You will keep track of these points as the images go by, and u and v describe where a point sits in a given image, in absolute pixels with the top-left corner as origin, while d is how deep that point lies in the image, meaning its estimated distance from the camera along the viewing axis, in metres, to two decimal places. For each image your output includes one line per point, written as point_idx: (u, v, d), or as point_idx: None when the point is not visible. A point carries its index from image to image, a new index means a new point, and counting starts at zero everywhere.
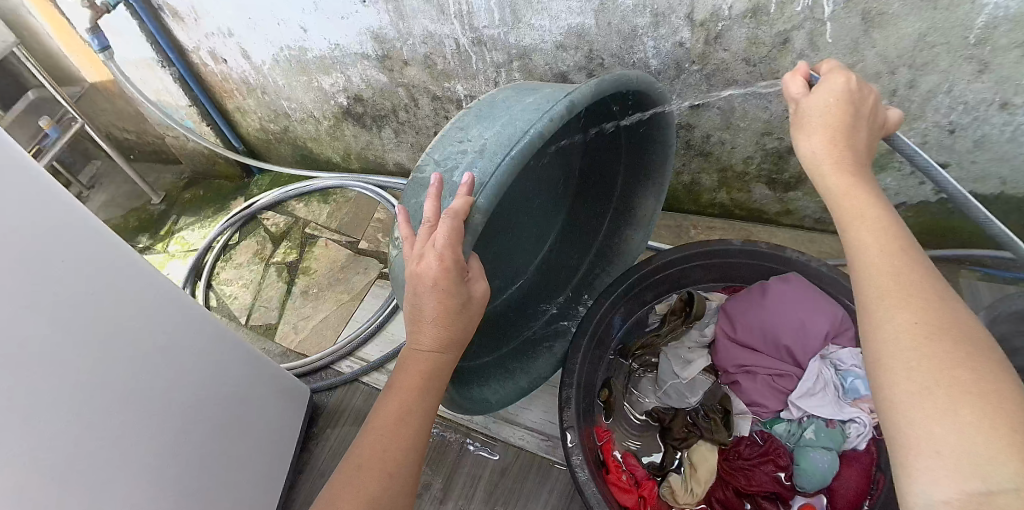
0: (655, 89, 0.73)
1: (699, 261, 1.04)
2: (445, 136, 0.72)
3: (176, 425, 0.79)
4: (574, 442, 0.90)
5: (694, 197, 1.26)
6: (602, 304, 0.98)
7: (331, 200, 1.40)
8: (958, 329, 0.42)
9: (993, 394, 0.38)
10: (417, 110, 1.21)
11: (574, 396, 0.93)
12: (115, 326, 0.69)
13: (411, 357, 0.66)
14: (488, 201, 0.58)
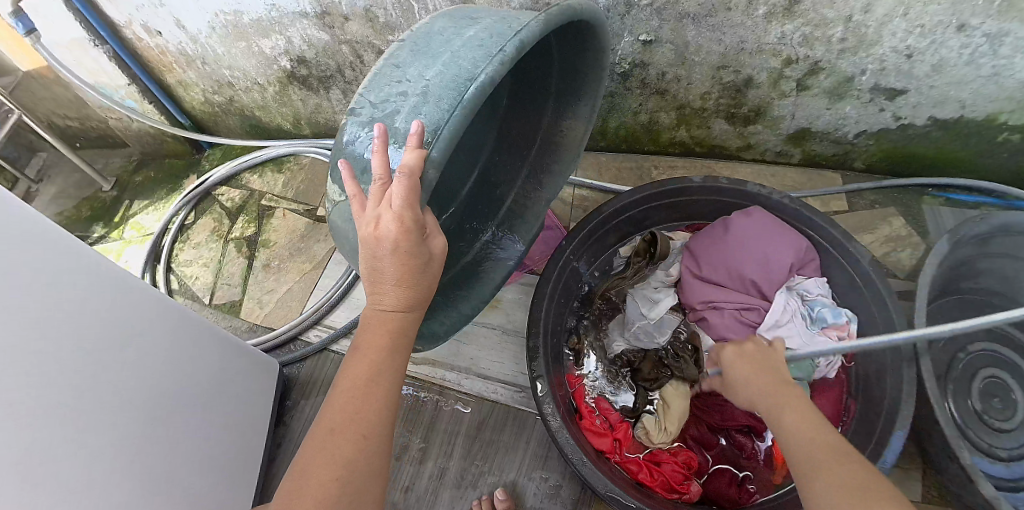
0: (601, 19, 0.63)
1: (660, 201, 1.03)
2: (376, 76, 0.59)
3: (164, 425, 0.80)
4: (544, 391, 0.89)
5: (654, 137, 1.23)
6: (565, 249, 0.96)
7: (285, 168, 1.34)
8: (862, 472, 0.56)
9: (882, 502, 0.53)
10: (364, 67, 1.16)
11: (542, 344, 0.92)
12: (59, 316, 0.66)
13: (376, 317, 0.60)
14: (442, 152, 0.48)
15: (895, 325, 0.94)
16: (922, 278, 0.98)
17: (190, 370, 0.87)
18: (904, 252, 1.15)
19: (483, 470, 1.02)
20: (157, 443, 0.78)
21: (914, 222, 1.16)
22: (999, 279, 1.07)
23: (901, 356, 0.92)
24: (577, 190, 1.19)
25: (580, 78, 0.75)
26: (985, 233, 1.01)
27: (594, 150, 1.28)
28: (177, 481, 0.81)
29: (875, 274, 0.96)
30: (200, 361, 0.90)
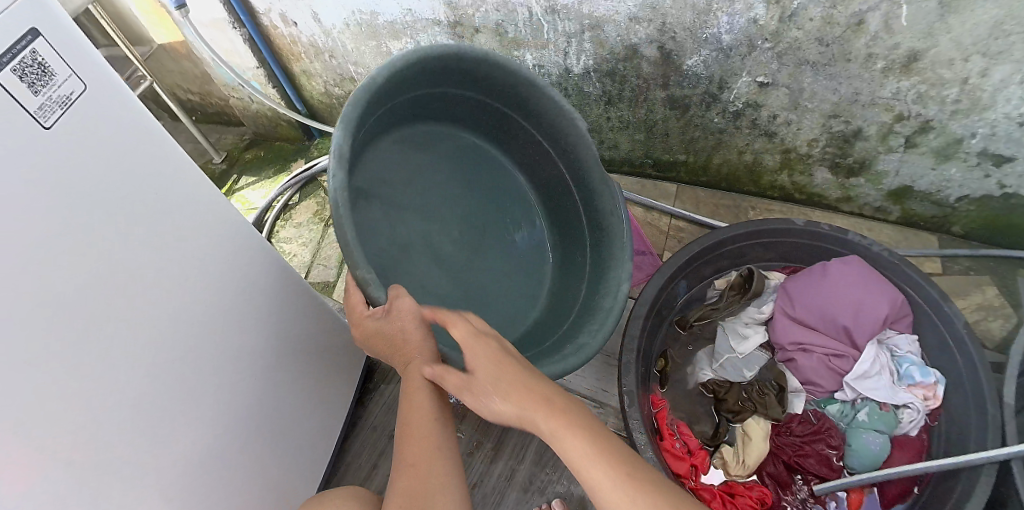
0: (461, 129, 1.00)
1: (759, 239, 1.05)
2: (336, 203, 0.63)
3: (264, 404, 0.83)
4: (631, 404, 0.92)
5: (755, 179, 1.25)
6: (664, 273, 0.99)
7: None
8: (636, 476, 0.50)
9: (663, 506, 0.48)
10: None
11: (634, 361, 0.94)
12: (192, 284, 0.64)
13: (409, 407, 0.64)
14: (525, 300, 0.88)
15: (985, 389, 0.95)
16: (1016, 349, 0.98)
17: (291, 367, 0.89)
18: (998, 321, 1.12)
19: (553, 478, 1.05)
20: (251, 433, 0.81)
21: (1009, 292, 1.14)
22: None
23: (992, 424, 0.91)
24: (674, 220, 1.21)
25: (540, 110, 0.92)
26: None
27: (693, 184, 1.31)
28: (246, 466, 0.80)
29: (971, 341, 0.97)
30: (299, 357, 0.91)
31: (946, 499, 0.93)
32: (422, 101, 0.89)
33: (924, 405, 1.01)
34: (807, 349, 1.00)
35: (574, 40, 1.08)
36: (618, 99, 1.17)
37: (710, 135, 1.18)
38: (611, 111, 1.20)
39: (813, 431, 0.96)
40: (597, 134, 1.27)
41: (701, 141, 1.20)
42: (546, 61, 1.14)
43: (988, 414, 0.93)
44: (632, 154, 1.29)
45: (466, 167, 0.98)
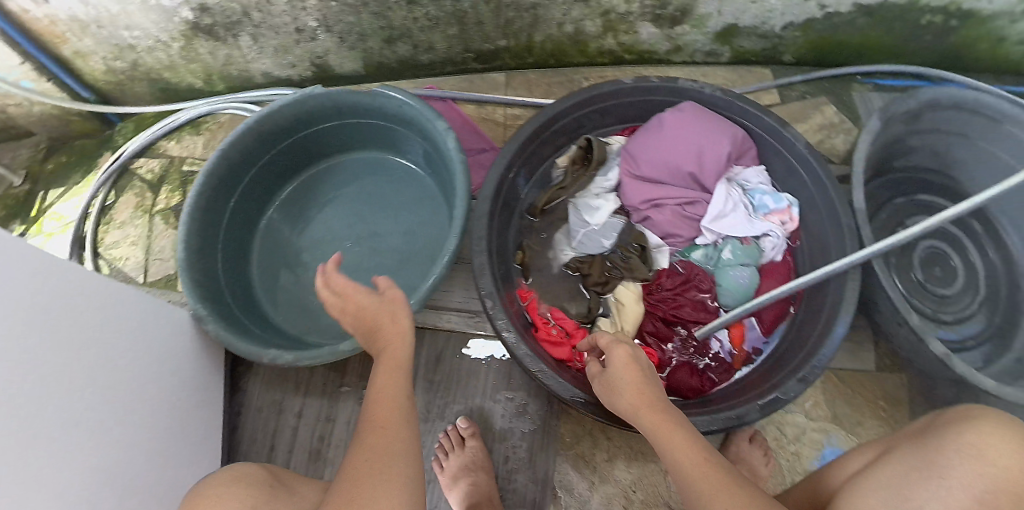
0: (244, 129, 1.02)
1: (591, 106, 1.01)
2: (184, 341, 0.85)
3: (102, 424, 0.71)
4: (495, 306, 0.86)
5: (582, 48, 1.19)
6: (501, 162, 0.93)
7: (203, 130, 1.27)
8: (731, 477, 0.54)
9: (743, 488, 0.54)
10: (271, 7, 1.08)
11: (487, 262, 0.88)
12: None
13: (389, 348, 0.64)
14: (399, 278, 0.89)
15: (834, 200, 0.94)
16: (857, 156, 0.97)
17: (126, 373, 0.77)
18: (838, 138, 1.13)
19: (447, 402, 0.99)
20: (100, 457, 0.70)
21: (847, 108, 1.14)
22: (932, 154, 1.07)
23: (842, 228, 0.93)
24: (509, 109, 1.19)
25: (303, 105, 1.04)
26: (916, 109, 0.98)
27: (521, 69, 1.24)
28: (149, 448, 0.80)
29: (811, 157, 0.96)
30: (122, 351, 0.77)
31: (818, 312, 0.94)
32: (311, 146, 1.12)
33: (783, 229, 1.01)
34: (659, 204, 0.99)
35: None
36: None
37: (525, 11, 1.09)
38: (417, 10, 1.09)
39: (684, 282, 0.95)
40: (410, 38, 1.16)
41: (518, 21, 1.12)
42: None
43: (842, 221, 0.93)
44: (451, 51, 1.19)
45: (376, 175, 1.15)
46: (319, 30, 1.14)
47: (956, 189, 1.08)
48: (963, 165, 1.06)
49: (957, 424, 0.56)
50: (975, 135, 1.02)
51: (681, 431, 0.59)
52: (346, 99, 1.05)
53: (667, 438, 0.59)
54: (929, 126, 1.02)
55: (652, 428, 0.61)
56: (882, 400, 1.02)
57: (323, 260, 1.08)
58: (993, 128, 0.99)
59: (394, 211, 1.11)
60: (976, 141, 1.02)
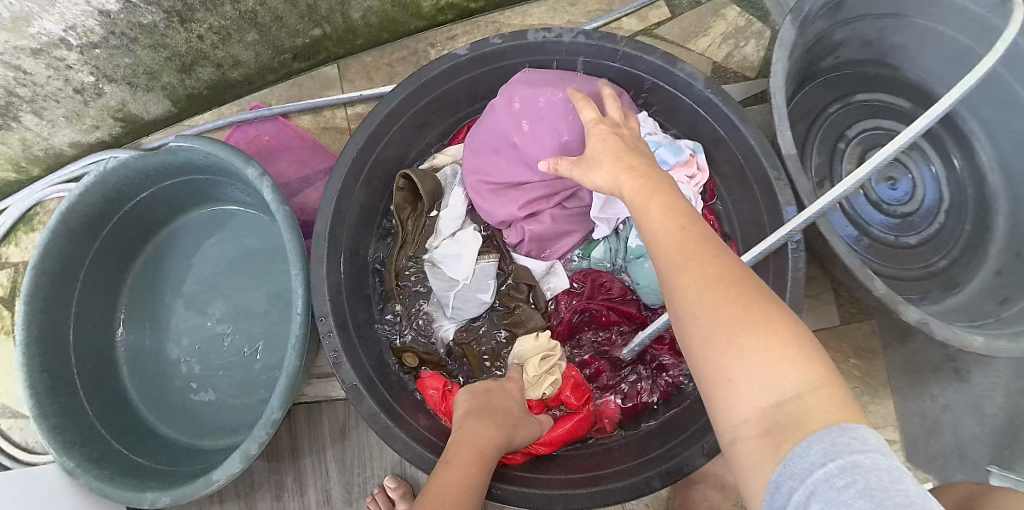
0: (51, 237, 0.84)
1: (428, 98, 0.81)
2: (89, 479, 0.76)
3: None
4: (365, 390, 0.69)
5: (414, 11, 0.97)
6: (336, 207, 0.75)
7: (38, 224, 1.11)
8: (740, 292, 0.41)
9: (754, 313, 0.40)
10: (33, 76, 0.87)
11: (340, 342, 0.70)
12: None
13: (466, 441, 0.65)
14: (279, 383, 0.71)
15: (755, 149, 0.73)
16: (773, 88, 0.73)
17: None
18: (749, 44, 0.94)
19: (368, 478, 0.88)
20: None
21: (751, 6, 0.95)
22: (863, 44, 0.93)
23: (771, 186, 0.72)
24: (351, 107, 1.01)
25: (107, 188, 0.86)
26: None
27: (354, 52, 1.03)
28: None
29: (718, 101, 0.74)
30: None
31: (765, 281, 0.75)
32: (143, 220, 0.94)
33: (695, 187, 0.81)
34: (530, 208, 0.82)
35: None
36: (189, 10, 0.85)
37: None
38: (196, 27, 0.89)
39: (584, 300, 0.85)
40: (206, 61, 0.96)
41: (322, 3, 0.90)
42: (73, 18, 0.79)
43: (767, 173, 0.72)
44: (261, 59, 0.99)
45: (225, 230, 0.97)
46: (100, 83, 0.94)
47: (902, 78, 0.96)
48: (902, 50, 0.93)
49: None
50: (913, 14, 0.86)
51: (656, 198, 0.49)
52: (149, 162, 0.86)
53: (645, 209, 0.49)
54: (857, 15, 0.86)
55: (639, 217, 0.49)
56: (852, 353, 0.92)
57: (192, 349, 0.93)
58: (930, 2, 0.83)
59: (253, 268, 0.95)
60: (910, 19, 0.88)
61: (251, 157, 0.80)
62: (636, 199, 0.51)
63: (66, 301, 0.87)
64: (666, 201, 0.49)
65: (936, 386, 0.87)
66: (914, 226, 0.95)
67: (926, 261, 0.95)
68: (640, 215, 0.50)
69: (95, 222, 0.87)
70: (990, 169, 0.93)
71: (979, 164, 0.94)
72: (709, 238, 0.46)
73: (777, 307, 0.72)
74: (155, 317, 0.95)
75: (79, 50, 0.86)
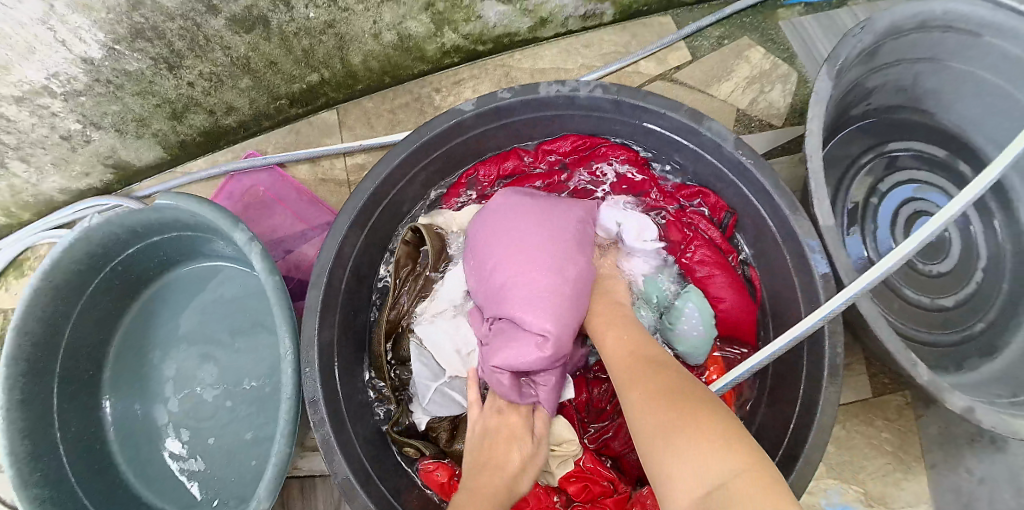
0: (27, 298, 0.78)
1: (431, 156, 0.75)
2: None
3: None
4: (355, 488, 0.62)
5: (418, 54, 0.92)
6: (330, 278, 0.69)
7: (27, 268, 1.07)
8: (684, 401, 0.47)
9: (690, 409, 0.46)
10: (16, 123, 0.83)
11: (330, 431, 0.64)
12: None
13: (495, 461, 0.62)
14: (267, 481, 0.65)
15: (789, 221, 0.66)
16: (809, 148, 0.65)
17: None
18: (774, 89, 0.87)
19: None
20: None
21: (777, 48, 0.89)
22: (895, 91, 0.85)
23: (805, 260, 0.65)
24: (350, 158, 0.96)
25: (90, 245, 0.81)
26: (873, 46, 0.72)
27: (353, 97, 0.98)
28: None
29: (748, 164, 0.67)
30: None
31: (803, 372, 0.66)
32: (128, 273, 0.89)
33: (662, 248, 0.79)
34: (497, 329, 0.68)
35: (50, 26, 0.69)
36: (177, 57, 0.80)
37: (321, 34, 0.82)
38: (186, 74, 0.84)
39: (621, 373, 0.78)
40: (198, 106, 0.90)
41: (320, 48, 0.85)
42: (55, 66, 0.75)
43: (801, 246, 0.66)
44: (256, 104, 0.94)
45: (217, 286, 0.93)
46: (88, 129, 0.89)
47: (933, 126, 0.88)
48: (937, 95, 0.85)
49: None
50: (947, 58, 0.79)
51: (611, 331, 0.63)
52: (132, 219, 0.80)
53: (592, 324, 0.66)
54: (890, 61, 0.78)
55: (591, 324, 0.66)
56: (885, 426, 0.84)
57: (180, 413, 0.88)
58: (971, 44, 0.75)
59: (243, 330, 0.89)
60: (946, 64, 0.80)
61: (240, 219, 0.75)
62: (597, 332, 0.65)
63: (48, 362, 0.82)
64: (618, 331, 0.63)
65: (972, 458, 0.79)
66: (948, 284, 0.88)
67: (964, 323, 0.86)
68: (602, 345, 0.63)
69: (77, 279, 0.82)
70: None
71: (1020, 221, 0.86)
72: (658, 363, 0.55)
73: (810, 399, 0.65)
74: (142, 375, 0.91)
75: (63, 98, 0.81)
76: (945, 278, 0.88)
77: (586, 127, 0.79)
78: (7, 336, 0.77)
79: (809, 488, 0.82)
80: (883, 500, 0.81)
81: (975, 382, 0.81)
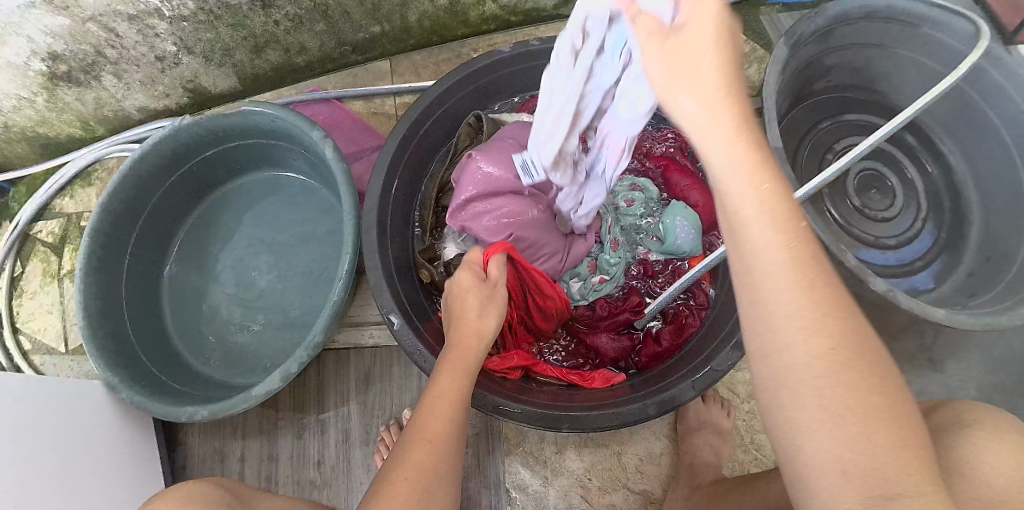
0: (118, 179, 0.92)
1: (478, 83, 0.93)
2: (132, 397, 0.84)
3: None
4: (401, 323, 0.78)
5: (463, 19, 1.12)
6: (393, 165, 0.86)
7: (96, 180, 1.21)
8: (861, 377, 0.38)
9: (865, 388, 0.38)
10: (123, 41, 0.99)
11: (382, 277, 0.79)
12: None
13: (460, 350, 0.65)
14: (327, 318, 0.81)
15: None
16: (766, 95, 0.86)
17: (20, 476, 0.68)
18: (750, 68, 1.10)
19: (385, 418, 0.94)
20: None
21: (754, 36, 1.12)
22: (852, 71, 1.08)
23: None
24: (399, 98, 1.14)
25: (179, 143, 0.96)
26: (824, 29, 0.94)
27: (405, 51, 1.17)
28: None
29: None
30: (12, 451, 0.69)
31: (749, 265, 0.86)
32: (201, 176, 1.04)
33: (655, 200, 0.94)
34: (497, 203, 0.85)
35: None
36: None
37: None
38: (274, 13, 1.00)
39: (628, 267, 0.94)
40: (277, 43, 1.08)
41: (386, 4, 1.03)
42: None
43: None
44: (325, 47, 1.12)
45: (276, 194, 1.08)
46: (180, 53, 1.06)
47: (883, 102, 1.11)
48: (887, 78, 1.08)
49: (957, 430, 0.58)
50: (895, 45, 1.01)
51: (769, 219, 0.39)
52: (217, 123, 0.96)
53: (737, 210, 0.40)
54: (844, 43, 1.01)
55: (729, 199, 0.41)
56: None
57: (234, 294, 1.02)
58: (910, 33, 0.98)
59: (296, 228, 1.04)
60: (893, 50, 1.02)
61: (316, 123, 0.92)
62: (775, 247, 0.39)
63: (125, 239, 0.96)
64: (786, 219, 0.39)
65: (913, 375, 0.98)
66: (894, 229, 1.08)
67: (906, 260, 1.07)
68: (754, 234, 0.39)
69: (161, 170, 0.97)
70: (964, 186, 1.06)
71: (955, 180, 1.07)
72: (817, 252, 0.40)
73: None
74: (199, 262, 1.05)
75: (169, 21, 0.97)
76: (892, 226, 1.08)
77: None
78: (93, 212, 0.90)
79: None
80: None
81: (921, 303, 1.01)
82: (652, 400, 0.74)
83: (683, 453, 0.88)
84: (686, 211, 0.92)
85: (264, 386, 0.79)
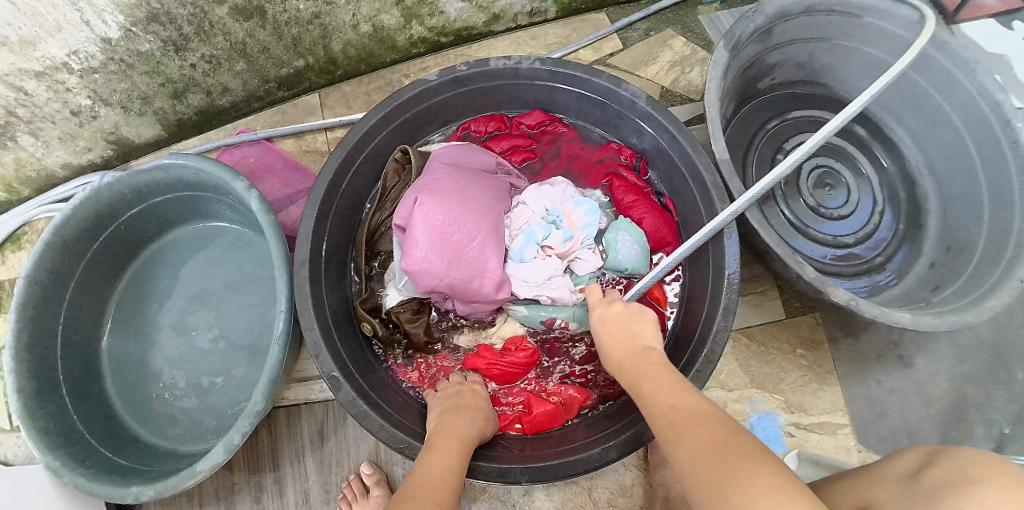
0: (37, 249, 0.86)
1: (405, 116, 0.88)
2: (77, 483, 0.78)
3: None
4: (343, 385, 0.73)
5: (391, 44, 1.07)
6: (322, 216, 0.81)
7: (25, 243, 1.14)
8: (729, 440, 0.49)
9: (739, 445, 0.48)
10: (33, 99, 0.92)
11: (320, 336, 0.74)
12: None
13: (445, 431, 0.70)
14: (266, 389, 0.75)
15: (694, 158, 0.82)
16: (707, 103, 0.80)
17: None
18: (694, 70, 1.06)
19: (344, 474, 0.91)
20: None
21: (695, 37, 1.08)
22: (797, 66, 1.05)
23: (708, 190, 0.81)
24: (331, 132, 1.09)
25: (103, 204, 0.90)
26: (763, 30, 0.90)
27: (333, 82, 1.12)
28: None
29: (662, 117, 0.83)
30: None
31: (705, 280, 0.82)
32: (130, 235, 0.99)
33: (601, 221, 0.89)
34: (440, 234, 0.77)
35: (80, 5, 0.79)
36: (184, 40, 0.91)
37: (309, 24, 0.96)
38: (190, 56, 0.95)
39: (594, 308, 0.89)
40: (197, 87, 1.02)
41: (307, 36, 0.98)
42: (76, 44, 0.85)
43: (705, 179, 0.81)
44: (249, 87, 1.07)
45: (211, 244, 1.03)
46: (96, 106, 0.99)
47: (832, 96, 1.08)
48: (832, 70, 1.05)
49: (960, 489, 0.47)
50: (839, 37, 0.98)
51: (648, 379, 0.60)
52: (137, 178, 0.90)
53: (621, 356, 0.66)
54: (783, 43, 0.97)
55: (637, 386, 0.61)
56: (799, 345, 0.98)
57: (178, 357, 0.97)
58: (853, 25, 0.95)
59: (233, 281, 1.00)
60: (835, 42, 0.99)
61: (239, 172, 0.86)
62: (635, 376, 0.63)
63: (54, 310, 0.90)
64: (659, 378, 0.60)
65: (880, 372, 0.95)
66: (851, 226, 1.04)
67: (866, 258, 1.04)
68: (640, 391, 0.60)
69: (87, 234, 0.91)
70: (919, 174, 1.04)
71: (909, 168, 1.06)
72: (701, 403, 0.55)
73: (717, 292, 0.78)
74: (139, 325, 1.00)
75: (79, 74, 0.91)
76: (848, 222, 1.05)
77: (530, 94, 0.94)
78: (18, 285, 0.84)
79: (736, 398, 0.96)
80: (801, 407, 0.96)
81: (880, 303, 0.97)
82: (615, 442, 0.72)
83: (657, 485, 0.86)
84: (631, 227, 0.87)
85: (211, 460, 0.74)
